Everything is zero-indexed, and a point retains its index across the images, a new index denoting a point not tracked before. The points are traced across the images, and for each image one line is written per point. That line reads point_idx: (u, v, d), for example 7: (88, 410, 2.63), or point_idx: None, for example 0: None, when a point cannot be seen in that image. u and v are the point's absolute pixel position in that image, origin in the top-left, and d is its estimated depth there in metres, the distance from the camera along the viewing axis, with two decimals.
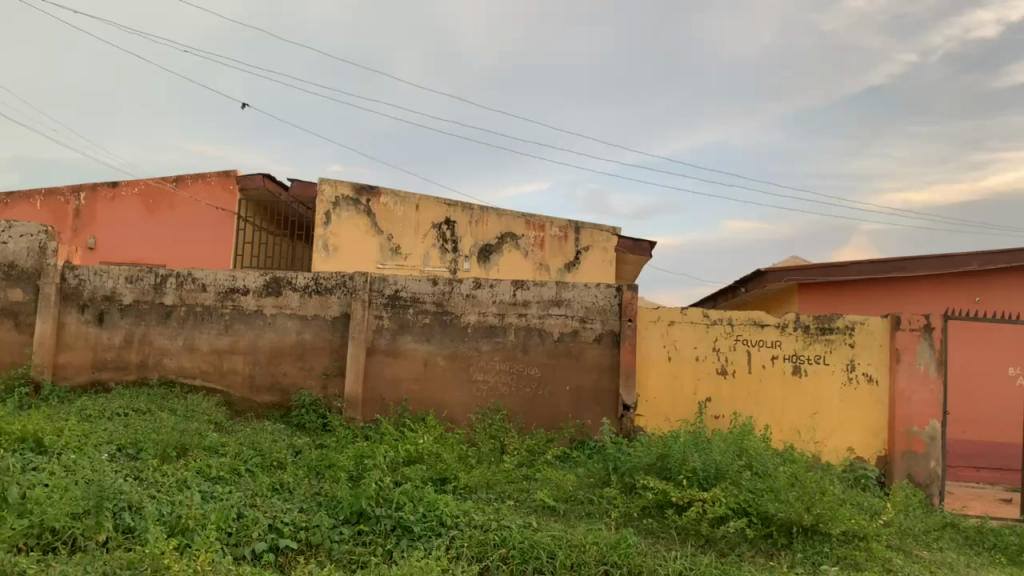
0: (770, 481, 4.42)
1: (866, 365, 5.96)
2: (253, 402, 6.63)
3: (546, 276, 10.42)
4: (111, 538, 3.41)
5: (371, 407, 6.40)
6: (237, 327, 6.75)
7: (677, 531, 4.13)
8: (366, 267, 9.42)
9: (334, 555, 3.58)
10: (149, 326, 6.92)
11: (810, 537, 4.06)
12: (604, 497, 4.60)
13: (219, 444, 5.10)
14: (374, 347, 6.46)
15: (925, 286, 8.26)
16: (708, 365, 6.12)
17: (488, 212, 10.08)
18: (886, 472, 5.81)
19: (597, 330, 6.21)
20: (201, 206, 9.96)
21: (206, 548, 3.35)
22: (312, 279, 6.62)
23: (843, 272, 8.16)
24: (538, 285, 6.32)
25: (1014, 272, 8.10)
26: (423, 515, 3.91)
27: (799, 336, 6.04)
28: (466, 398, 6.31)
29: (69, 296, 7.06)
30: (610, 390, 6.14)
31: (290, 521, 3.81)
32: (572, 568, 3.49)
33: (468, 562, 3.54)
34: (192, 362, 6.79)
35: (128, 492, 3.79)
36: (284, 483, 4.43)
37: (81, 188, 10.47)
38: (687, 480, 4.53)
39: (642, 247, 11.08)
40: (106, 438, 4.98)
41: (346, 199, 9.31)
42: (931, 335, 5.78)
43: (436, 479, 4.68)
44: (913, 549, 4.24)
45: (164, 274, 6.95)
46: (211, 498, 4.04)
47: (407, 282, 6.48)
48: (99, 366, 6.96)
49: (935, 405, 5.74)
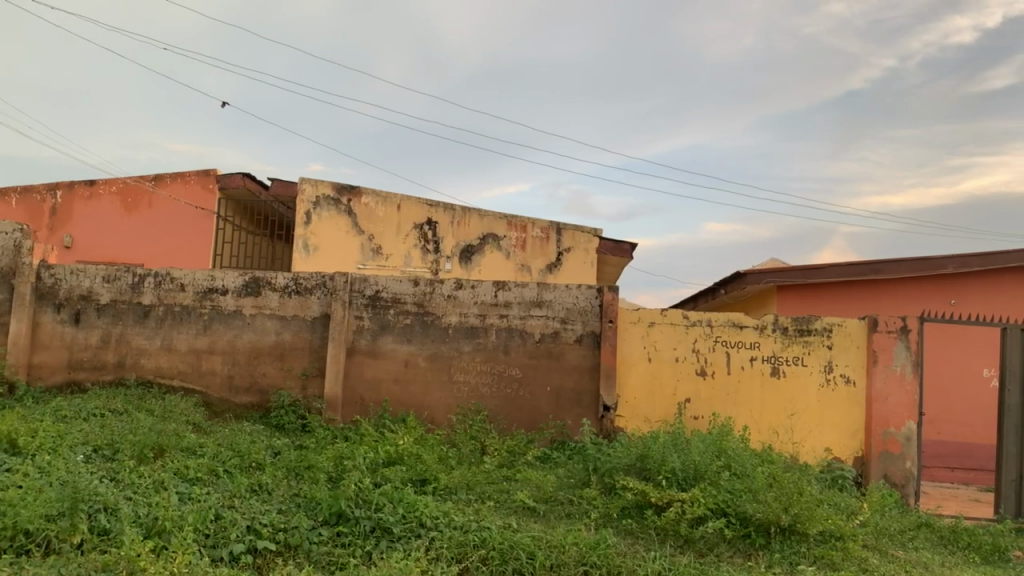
0: (748, 481, 4.46)
1: (843, 367, 6.01)
2: (232, 403, 6.58)
3: (527, 277, 10.43)
4: (87, 540, 3.37)
5: (351, 408, 6.37)
6: (216, 327, 6.70)
7: (657, 531, 4.16)
8: (347, 267, 9.37)
9: (313, 556, 3.56)
10: (127, 326, 6.85)
11: (788, 538, 4.08)
12: (584, 497, 4.62)
13: (196, 445, 5.05)
14: (354, 347, 6.43)
15: (902, 287, 8.36)
16: (687, 366, 6.15)
17: (470, 213, 10.09)
18: (863, 472, 5.87)
19: (578, 331, 6.23)
20: (179, 205, 9.87)
21: (183, 550, 3.32)
22: (292, 279, 6.59)
23: (823, 273, 8.22)
24: (519, 286, 6.33)
25: (986, 274, 8.23)
26: (403, 516, 3.90)
27: (778, 337, 6.09)
28: (447, 399, 6.31)
29: (45, 296, 6.98)
30: (590, 389, 6.16)
31: (269, 522, 3.79)
32: (552, 569, 3.50)
33: (448, 563, 3.53)
34: (170, 362, 6.74)
35: (104, 493, 3.75)
36: (263, 484, 4.41)
37: (57, 186, 10.36)
38: (667, 481, 4.56)
39: (623, 248, 11.13)
40: (81, 439, 4.93)
41: (327, 199, 9.23)
42: (907, 337, 5.86)
43: (416, 480, 4.66)
44: (888, 548, 4.28)
45: (142, 273, 6.88)
46: (189, 499, 4.01)
47: (388, 282, 6.48)
48: (75, 366, 6.88)
49: (910, 406, 5.81)
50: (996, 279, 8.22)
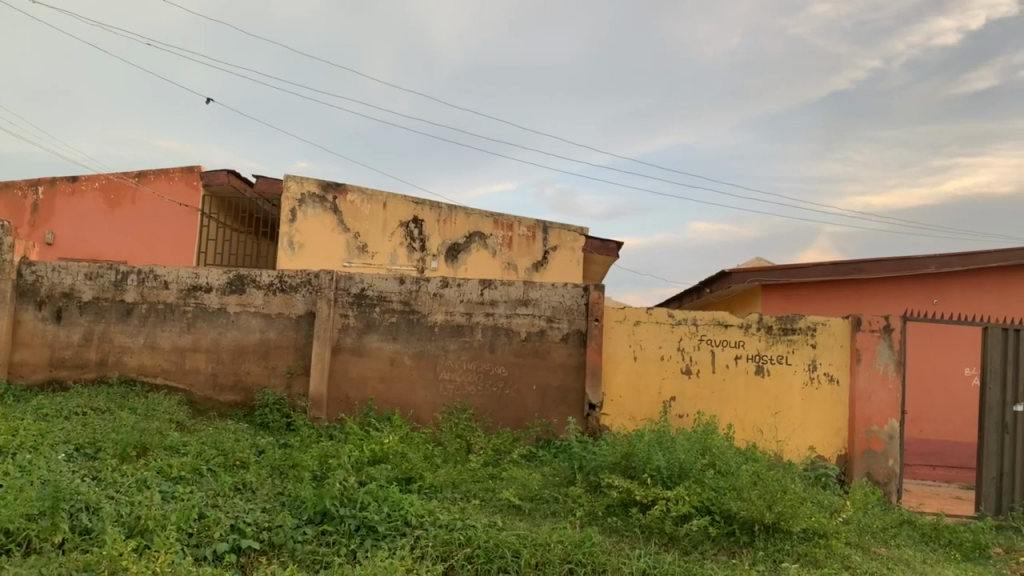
0: (733, 480, 4.46)
1: (827, 366, 6.05)
2: (216, 401, 6.54)
3: (513, 276, 10.46)
4: (69, 540, 3.34)
5: (336, 407, 6.35)
6: (200, 325, 6.65)
7: (642, 530, 4.17)
8: (332, 265, 9.32)
9: (297, 555, 3.55)
10: (110, 324, 6.79)
11: (771, 535, 4.10)
12: (569, 496, 4.62)
13: (180, 444, 5.01)
14: (339, 346, 6.41)
15: (885, 287, 8.43)
16: (673, 365, 6.17)
17: (457, 212, 10.08)
18: (846, 471, 5.90)
19: (563, 329, 6.24)
20: (163, 201, 9.80)
21: (166, 549, 3.30)
22: (277, 277, 6.56)
23: (806, 273, 8.28)
24: (505, 285, 6.33)
25: (969, 273, 8.30)
26: (388, 515, 3.88)
27: (762, 336, 6.12)
28: (432, 398, 6.29)
29: (26, 293, 6.92)
30: (575, 388, 6.18)
31: (253, 522, 3.76)
32: (538, 567, 3.51)
33: (433, 562, 3.53)
34: (153, 360, 6.69)
35: (85, 492, 3.71)
36: (247, 483, 4.37)
37: (39, 182, 10.27)
38: (652, 479, 4.58)
39: (609, 247, 11.18)
40: (62, 438, 4.88)
41: (312, 197, 9.18)
42: (890, 336, 5.89)
43: (401, 479, 4.65)
44: (870, 545, 4.32)
45: (125, 270, 6.82)
46: (172, 498, 3.98)
47: (374, 280, 6.45)
48: (57, 364, 6.82)
49: (893, 405, 5.84)
50: (979, 278, 8.30)
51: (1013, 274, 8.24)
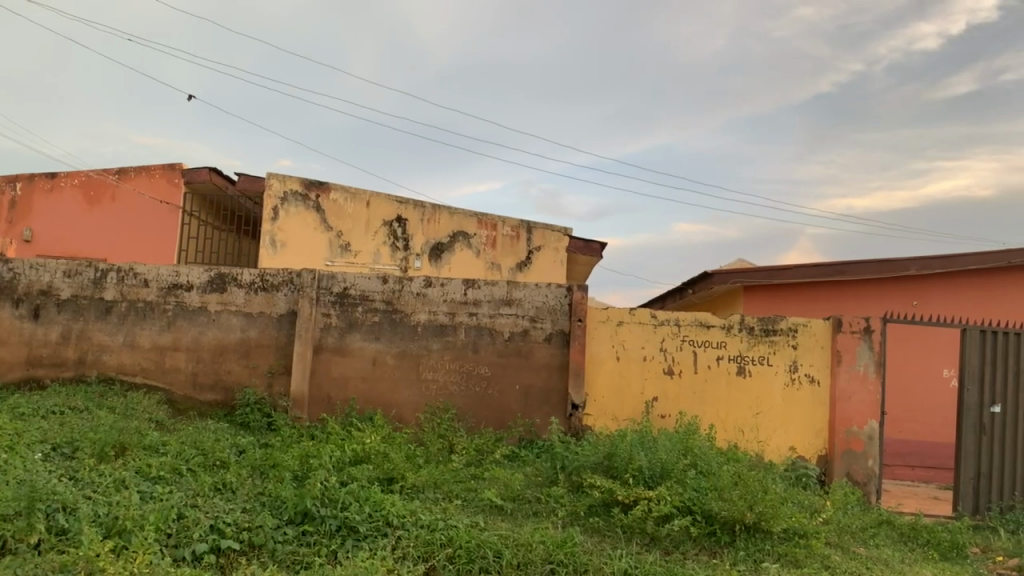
0: (714, 480, 4.47)
1: (808, 367, 6.09)
2: (196, 400, 6.49)
3: (496, 276, 10.49)
4: (44, 540, 3.29)
5: (318, 406, 6.31)
6: (179, 324, 6.60)
7: (623, 530, 4.17)
8: (314, 264, 9.24)
9: (278, 556, 3.53)
10: (89, 321, 6.72)
11: (752, 535, 4.12)
12: (550, 495, 4.62)
13: (159, 444, 4.96)
14: (321, 345, 6.37)
15: (866, 289, 8.50)
16: (655, 365, 6.19)
17: (440, 211, 10.07)
18: (827, 471, 5.94)
19: (547, 330, 6.24)
20: (143, 199, 9.70)
21: (144, 550, 3.26)
22: (258, 276, 6.52)
23: (789, 274, 8.34)
24: (489, 285, 6.33)
25: (949, 275, 8.37)
26: (369, 515, 3.86)
27: (744, 337, 6.15)
28: (414, 398, 6.27)
29: (4, 292, 6.86)
30: (558, 388, 6.18)
31: (233, 521, 3.73)
32: (519, 567, 3.50)
33: (415, 562, 3.51)
34: (133, 359, 6.62)
35: (63, 492, 3.67)
36: (227, 483, 4.34)
37: (17, 179, 10.19)
38: (634, 478, 4.59)
39: (593, 247, 11.21)
40: (39, 437, 4.81)
41: (294, 195, 9.09)
42: (870, 337, 5.94)
43: (383, 479, 4.64)
44: (850, 545, 4.36)
45: (105, 268, 6.75)
46: (151, 498, 3.94)
47: (356, 279, 6.43)
48: (34, 363, 6.74)
49: (873, 406, 5.89)
50: (959, 281, 8.37)
51: (992, 276, 8.32)
